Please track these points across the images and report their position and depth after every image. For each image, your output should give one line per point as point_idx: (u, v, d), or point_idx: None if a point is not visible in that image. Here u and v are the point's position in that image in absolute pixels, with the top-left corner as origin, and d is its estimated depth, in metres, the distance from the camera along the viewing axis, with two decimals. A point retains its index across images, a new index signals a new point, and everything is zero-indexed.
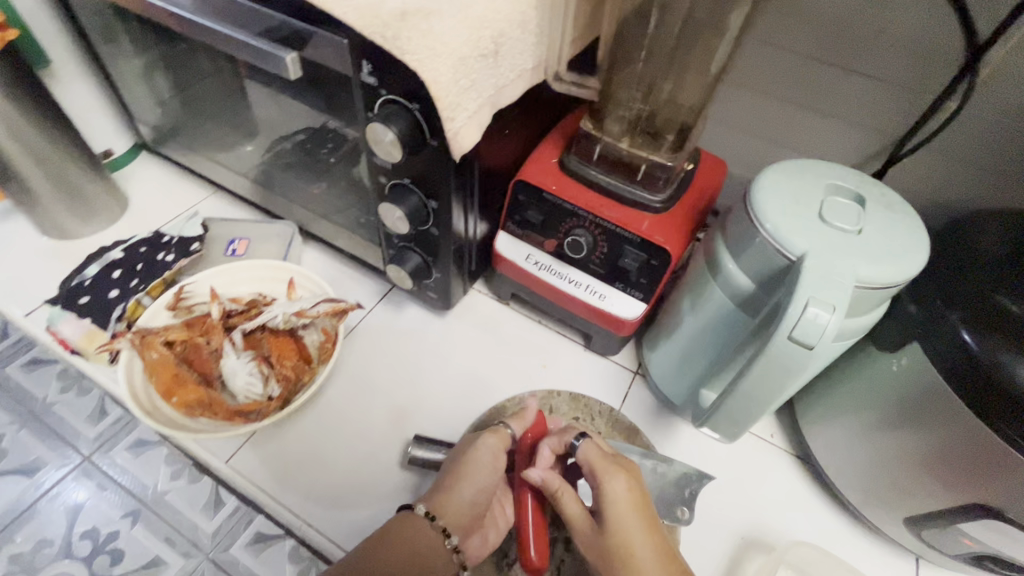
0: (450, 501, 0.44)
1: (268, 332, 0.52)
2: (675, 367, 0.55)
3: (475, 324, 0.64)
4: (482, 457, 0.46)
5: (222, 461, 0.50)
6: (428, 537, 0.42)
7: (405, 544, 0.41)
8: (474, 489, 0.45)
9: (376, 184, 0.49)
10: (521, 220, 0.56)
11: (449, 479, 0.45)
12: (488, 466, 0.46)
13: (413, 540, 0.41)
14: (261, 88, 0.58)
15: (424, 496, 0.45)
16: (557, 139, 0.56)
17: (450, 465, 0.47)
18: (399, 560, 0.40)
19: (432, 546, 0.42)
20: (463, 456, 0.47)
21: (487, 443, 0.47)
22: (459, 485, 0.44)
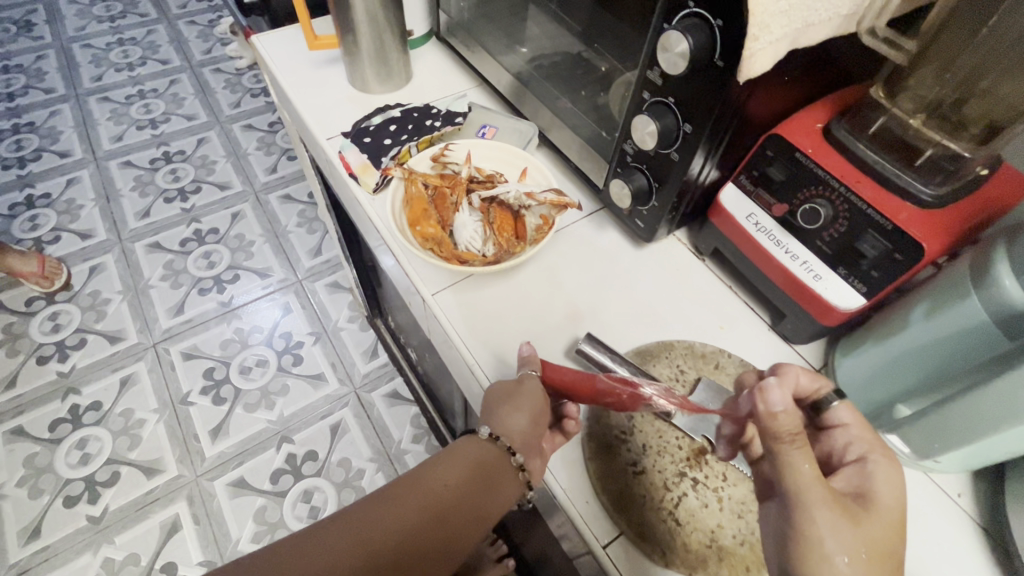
0: (507, 425, 0.48)
1: (497, 204, 0.60)
2: (871, 376, 0.50)
3: (665, 266, 0.65)
4: (527, 389, 0.50)
5: (428, 293, 0.60)
6: (490, 453, 0.48)
7: (473, 458, 0.47)
8: (527, 414, 0.49)
9: (638, 99, 0.53)
10: (758, 176, 0.55)
11: (501, 407, 0.50)
12: (533, 398, 0.50)
13: (482, 456, 0.47)
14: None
15: (486, 420, 0.50)
16: (830, 105, 0.53)
17: (494, 396, 0.51)
18: (473, 468, 0.47)
19: (498, 460, 0.47)
20: (507, 389, 0.51)
21: (524, 380, 0.51)
22: (514, 411, 0.49)
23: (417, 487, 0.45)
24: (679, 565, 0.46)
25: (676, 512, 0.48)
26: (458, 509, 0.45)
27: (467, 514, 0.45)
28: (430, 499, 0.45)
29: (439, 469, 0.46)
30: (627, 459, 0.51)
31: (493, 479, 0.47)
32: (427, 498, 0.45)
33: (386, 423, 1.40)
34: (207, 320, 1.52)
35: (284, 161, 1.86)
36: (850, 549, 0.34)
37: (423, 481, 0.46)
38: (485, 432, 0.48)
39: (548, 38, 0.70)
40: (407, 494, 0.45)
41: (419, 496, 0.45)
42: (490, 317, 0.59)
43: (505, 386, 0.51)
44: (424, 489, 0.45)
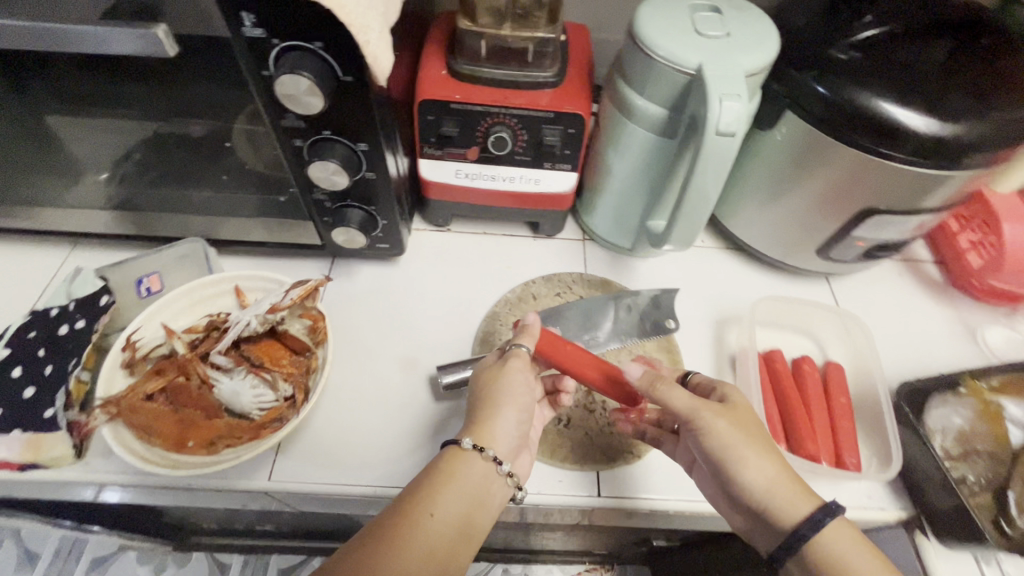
0: (497, 431, 0.45)
1: (247, 343, 0.50)
2: (617, 215, 0.62)
3: (429, 258, 0.65)
4: (514, 377, 0.47)
5: (264, 480, 0.49)
6: (479, 468, 0.42)
7: (450, 477, 0.41)
8: (516, 410, 0.46)
9: (291, 150, 0.47)
10: (437, 139, 0.57)
11: (480, 409, 0.45)
12: (520, 383, 0.47)
13: (467, 472, 0.42)
14: (95, 98, 0.50)
15: (466, 429, 0.45)
16: (438, 53, 0.57)
17: (479, 396, 0.47)
18: (460, 491, 0.41)
19: (483, 472, 0.43)
20: (493, 381, 0.47)
21: (513, 362, 0.47)
22: (501, 414, 0.45)
23: (407, 536, 0.37)
24: (642, 445, 0.52)
25: (610, 419, 0.54)
26: (457, 543, 0.39)
27: (470, 546, 0.40)
28: (425, 546, 0.37)
29: (430, 507, 0.39)
30: (552, 418, 0.53)
31: (481, 496, 0.42)
32: (423, 546, 0.37)
33: None
34: None
35: None
36: (719, 452, 0.42)
37: (413, 525, 0.38)
38: (469, 443, 0.43)
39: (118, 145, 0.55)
40: (398, 547, 0.36)
41: (414, 544, 0.37)
42: (345, 437, 0.52)
43: (492, 377, 0.47)
44: (417, 535, 0.37)
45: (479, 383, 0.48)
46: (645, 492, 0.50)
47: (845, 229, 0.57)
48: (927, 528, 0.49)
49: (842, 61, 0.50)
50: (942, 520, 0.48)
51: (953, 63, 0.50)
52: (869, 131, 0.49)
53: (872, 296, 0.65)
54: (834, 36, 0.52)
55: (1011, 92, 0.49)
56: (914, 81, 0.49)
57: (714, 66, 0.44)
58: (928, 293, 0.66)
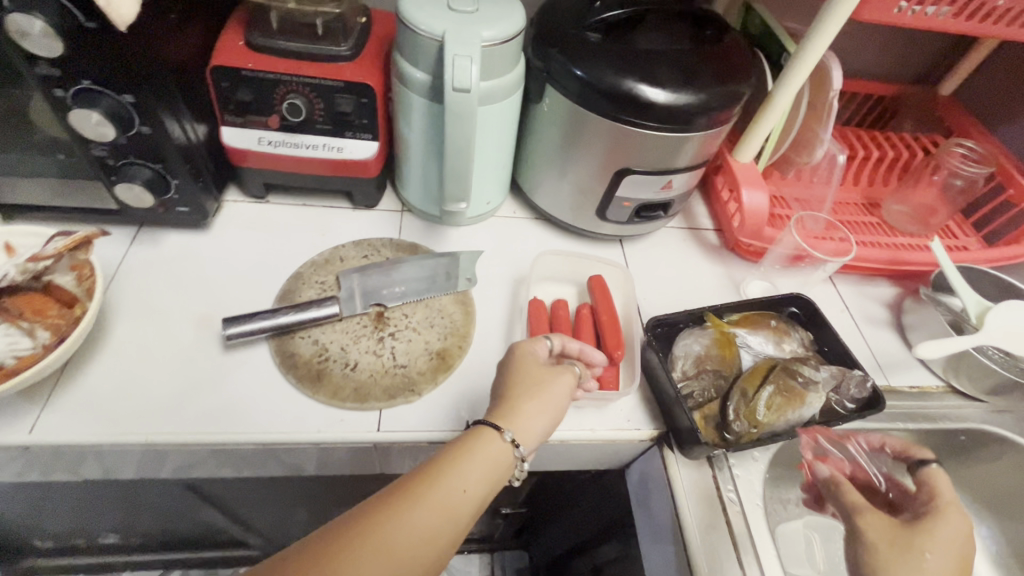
0: (528, 433, 0.48)
1: (9, 294, 0.48)
2: (423, 183, 0.67)
3: (244, 227, 0.67)
4: (558, 387, 0.51)
5: (24, 434, 0.48)
6: (498, 451, 0.46)
7: (479, 457, 0.45)
8: (548, 416, 0.49)
9: (55, 101, 0.48)
10: (236, 106, 0.60)
11: (522, 399, 0.49)
12: (564, 389, 0.52)
13: (497, 455, 0.46)
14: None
15: (502, 418, 0.48)
16: (236, 26, 0.60)
17: (531, 381, 0.51)
18: (487, 467, 0.45)
19: (505, 454, 0.46)
20: (532, 383, 0.51)
21: (564, 375, 0.52)
22: (551, 396, 0.51)
23: (433, 492, 0.42)
24: (426, 384, 0.55)
25: (397, 361, 0.57)
26: (464, 515, 0.42)
27: (469, 521, 0.43)
28: (446, 503, 0.42)
29: (463, 466, 0.44)
30: (341, 364, 0.56)
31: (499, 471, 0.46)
32: (445, 504, 0.42)
33: None
34: None
35: None
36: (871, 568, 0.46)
37: (445, 476, 0.43)
38: (507, 437, 0.47)
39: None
40: (417, 504, 0.41)
41: (428, 500, 0.41)
42: (121, 392, 0.51)
43: (538, 373, 0.52)
44: (446, 488, 0.42)
45: (511, 377, 0.51)
46: (424, 424, 0.53)
47: (612, 191, 0.65)
48: (673, 441, 0.57)
49: (586, 41, 0.58)
50: (678, 431, 0.55)
51: (677, 47, 0.60)
52: (608, 102, 0.57)
53: (656, 257, 0.74)
54: (584, 21, 0.60)
55: (719, 72, 0.59)
56: (643, 59, 0.57)
57: (454, 35, 0.50)
58: (704, 253, 0.75)
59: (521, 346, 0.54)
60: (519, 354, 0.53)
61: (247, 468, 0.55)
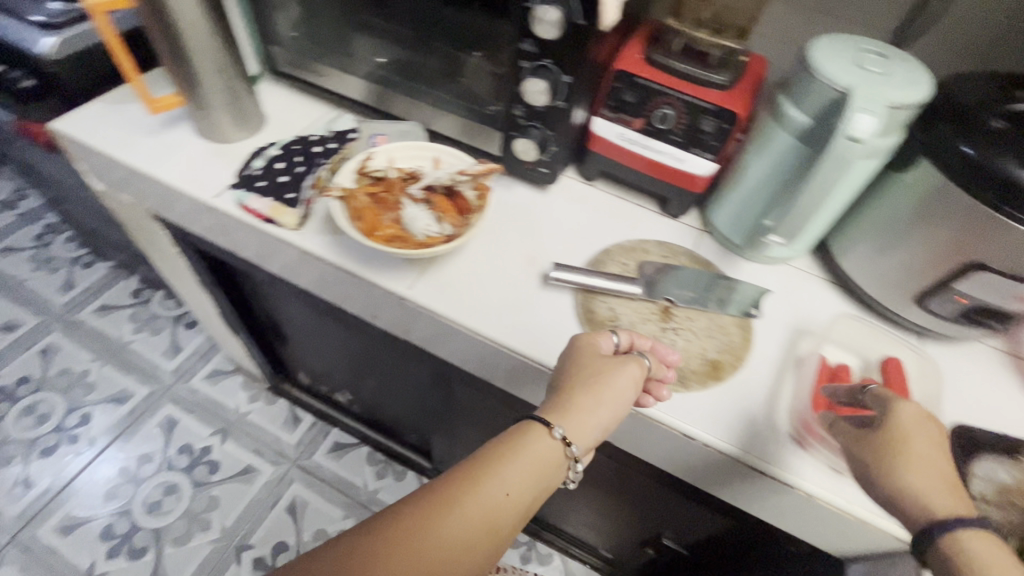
0: (585, 425, 0.51)
1: (434, 191, 0.67)
2: (740, 212, 0.72)
3: (572, 198, 0.79)
4: (625, 378, 0.54)
5: (404, 289, 0.65)
6: (545, 448, 0.50)
7: (527, 458, 0.49)
8: (608, 410, 0.53)
9: (517, 68, 0.65)
10: (616, 103, 0.72)
11: (579, 391, 0.53)
12: (627, 383, 0.54)
13: (546, 453, 0.50)
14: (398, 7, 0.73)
15: (553, 415, 0.52)
16: (641, 42, 0.72)
17: (591, 373, 0.54)
18: (535, 465, 0.49)
19: (553, 452, 0.50)
20: (593, 376, 0.54)
21: (631, 368, 0.54)
22: (610, 390, 0.53)
23: (478, 493, 0.46)
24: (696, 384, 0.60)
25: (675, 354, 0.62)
26: (510, 517, 0.47)
27: (512, 519, 0.47)
28: (490, 504, 0.46)
29: (506, 471, 0.48)
30: (628, 336, 0.63)
31: (550, 470, 0.50)
32: (487, 505, 0.46)
33: (343, 475, 1.34)
34: (75, 478, 1.26)
35: (80, 272, 1.60)
36: None
37: (486, 481, 0.47)
38: (558, 433, 0.50)
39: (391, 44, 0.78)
40: (461, 505, 0.45)
41: (470, 503, 0.46)
42: (469, 288, 0.67)
43: (595, 367, 0.54)
44: (486, 494, 0.46)
45: (571, 368, 0.55)
46: (686, 417, 0.58)
47: (948, 281, 0.61)
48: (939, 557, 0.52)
49: (990, 126, 0.56)
50: None
51: None
52: (996, 192, 0.53)
53: (963, 366, 0.67)
54: (992, 106, 0.58)
55: None
56: None
57: (863, 89, 0.53)
58: None
59: (580, 339, 0.57)
60: (580, 345, 0.56)
61: (524, 385, 0.67)
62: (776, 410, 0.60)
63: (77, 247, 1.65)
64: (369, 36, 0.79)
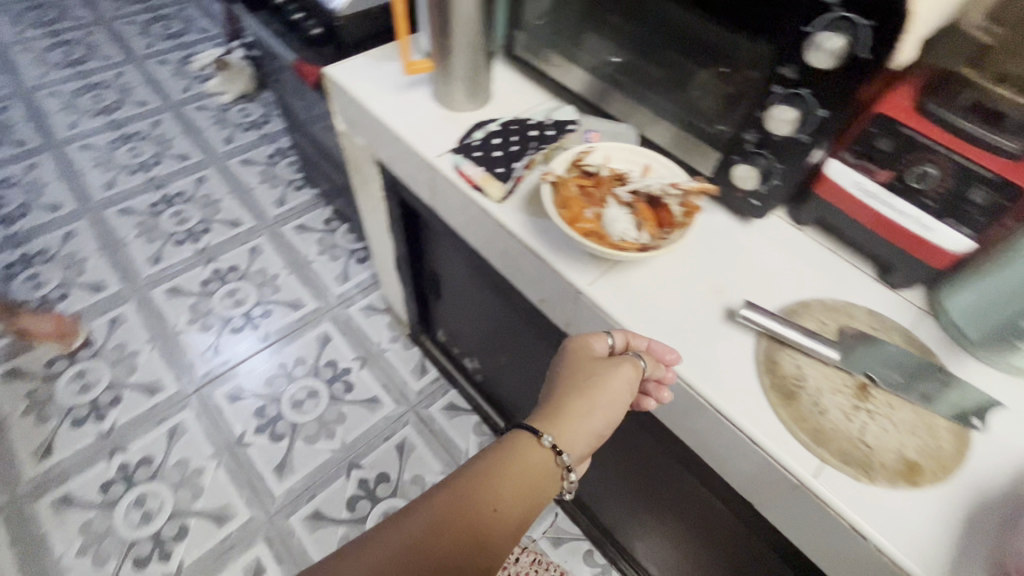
0: (577, 432, 0.58)
1: (641, 197, 0.66)
2: (989, 304, 0.61)
3: (776, 237, 0.73)
4: (618, 381, 0.58)
5: (584, 284, 0.67)
6: (536, 458, 0.56)
7: (516, 470, 0.56)
8: (601, 418, 0.58)
9: (766, 92, 0.61)
10: (866, 149, 0.64)
11: (573, 395, 0.59)
12: (622, 384, 0.59)
13: (540, 463, 0.56)
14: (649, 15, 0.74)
15: (546, 425, 0.58)
16: (914, 85, 0.63)
17: (583, 379, 0.59)
18: (524, 474, 0.56)
19: (546, 459, 0.57)
20: (591, 376, 0.59)
21: (625, 371, 0.58)
22: (604, 393, 0.59)
23: (467, 506, 0.53)
24: (884, 480, 0.53)
25: (865, 438, 0.55)
26: (502, 531, 0.54)
27: (502, 531, 0.54)
28: (478, 517, 0.53)
29: (495, 485, 0.54)
30: (811, 401, 0.58)
31: (541, 479, 0.57)
32: (478, 518, 0.53)
33: (450, 434, 1.42)
34: (248, 358, 1.51)
35: (292, 192, 1.89)
36: None
37: (480, 497, 0.54)
38: (547, 441, 0.57)
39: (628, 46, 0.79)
40: (452, 517, 0.52)
41: (460, 515, 0.52)
42: (648, 300, 0.66)
43: (593, 371, 0.59)
44: (476, 507, 0.53)
45: (565, 368, 0.61)
46: (863, 511, 0.51)
47: None
48: None
49: None
50: None
51: None
52: None
53: None
54: None
55: None
56: None
57: None
58: None
59: (574, 343, 0.62)
60: (572, 347, 0.61)
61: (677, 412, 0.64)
62: (980, 545, 0.50)
63: (295, 172, 1.95)
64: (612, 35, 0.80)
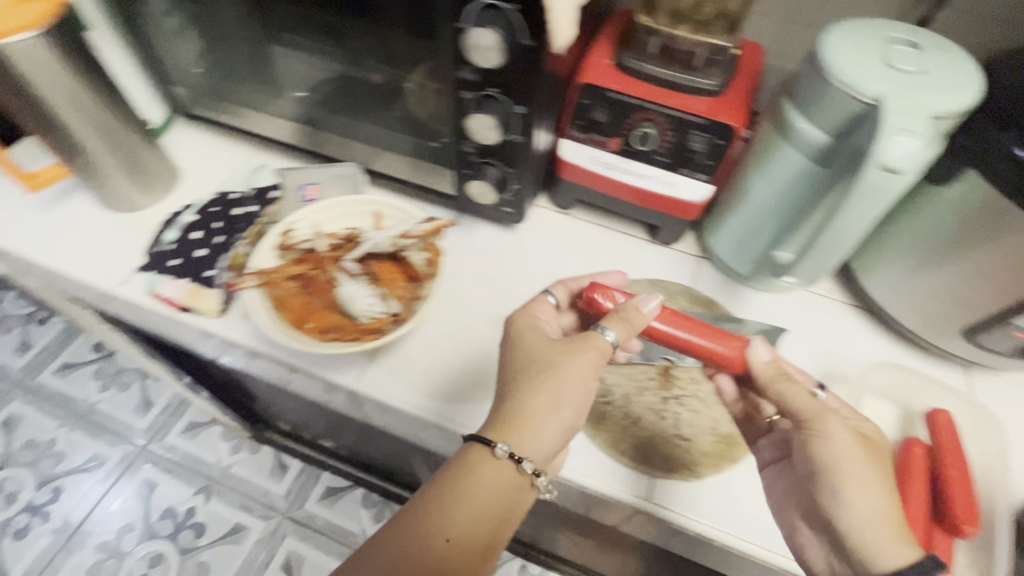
0: (525, 443, 0.43)
1: (374, 258, 0.56)
2: (740, 241, 0.61)
3: (547, 235, 0.68)
4: (574, 367, 0.45)
5: (352, 380, 0.55)
6: (493, 471, 0.42)
7: (460, 486, 0.42)
8: (567, 411, 0.44)
9: (459, 100, 0.52)
10: (586, 123, 0.60)
11: (527, 387, 0.44)
12: (581, 366, 0.45)
13: (485, 483, 0.42)
14: (319, 22, 0.57)
15: (495, 429, 0.43)
16: (608, 41, 0.60)
17: (539, 363, 0.45)
18: (479, 504, 0.42)
19: (510, 480, 0.42)
20: (524, 350, 0.47)
21: (582, 351, 0.45)
22: (565, 377, 0.44)
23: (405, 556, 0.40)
24: (706, 469, 0.51)
25: (680, 431, 0.53)
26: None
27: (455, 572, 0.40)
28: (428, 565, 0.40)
29: (459, 509, 0.41)
30: (624, 414, 0.53)
31: (508, 501, 0.43)
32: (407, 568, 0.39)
33: (338, 523, 1.26)
34: (52, 560, 1.19)
35: (36, 329, 1.49)
36: None
37: (425, 528, 0.41)
38: (502, 451, 0.42)
39: (320, 67, 0.61)
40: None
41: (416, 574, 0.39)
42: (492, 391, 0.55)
43: (538, 348, 0.47)
44: (417, 545, 0.40)
45: (510, 341, 0.48)
46: (695, 512, 0.48)
47: (1005, 317, 0.50)
48: None
49: None
50: None
51: None
52: None
53: None
54: None
55: None
56: None
57: (898, 101, 0.42)
58: None
59: (516, 318, 0.50)
60: (506, 330, 0.49)
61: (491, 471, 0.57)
62: None
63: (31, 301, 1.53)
64: (273, 57, 0.62)
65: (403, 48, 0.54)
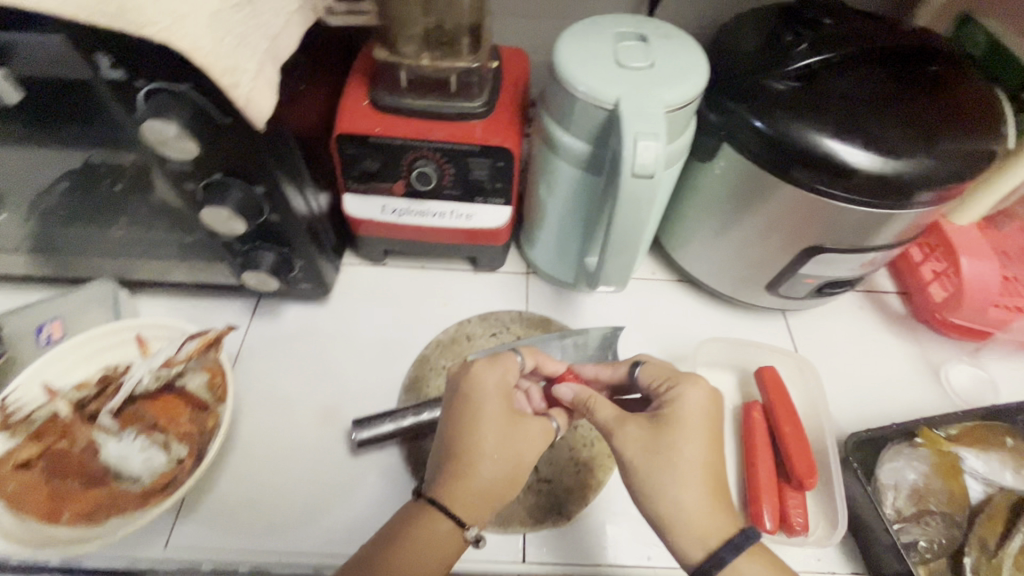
0: (481, 513, 0.41)
1: (141, 399, 0.46)
2: (556, 253, 0.59)
3: (363, 296, 0.62)
4: (531, 439, 0.43)
5: (160, 549, 0.45)
6: (455, 533, 0.39)
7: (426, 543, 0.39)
8: (517, 482, 0.42)
9: (186, 193, 0.43)
10: (360, 174, 0.54)
11: (487, 451, 0.41)
12: (533, 443, 0.43)
13: (444, 545, 0.39)
14: None
15: (456, 491, 0.40)
16: (359, 80, 0.54)
17: (510, 425, 0.43)
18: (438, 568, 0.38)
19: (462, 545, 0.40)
20: (489, 415, 0.43)
21: (537, 428, 0.44)
22: (523, 447, 0.43)
23: None
24: (574, 505, 0.48)
25: (541, 474, 0.50)
26: None
27: None
28: None
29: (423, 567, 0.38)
30: None
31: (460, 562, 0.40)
32: None
33: None
34: None
35: None
36: None
37: None
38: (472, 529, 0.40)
39: None
40: None
41: None
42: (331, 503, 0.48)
43: (497, 408, 0.43)
44: None
45: (470, 398, 0.44)
46: (572, 559, 0.46)
47: (794, 266, 0.54)
48: None
49: (778, 92, 0.46)
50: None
51: (895, 98, 0.46)
52: (804, 166, 0.45)
53: (832, 335, 0.61)
54: (777, 65, 0.48)
55: (957, 125, 0.45)
56: (858, 112, 0.45)
57: (632, 101, 0.41)
58: (892, 329, 0.62)
59: (483, 377, 0.45)
60: (462, 386, 0.45)
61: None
62: None
63: None
64: None
65: (100, 146, 0.43)
